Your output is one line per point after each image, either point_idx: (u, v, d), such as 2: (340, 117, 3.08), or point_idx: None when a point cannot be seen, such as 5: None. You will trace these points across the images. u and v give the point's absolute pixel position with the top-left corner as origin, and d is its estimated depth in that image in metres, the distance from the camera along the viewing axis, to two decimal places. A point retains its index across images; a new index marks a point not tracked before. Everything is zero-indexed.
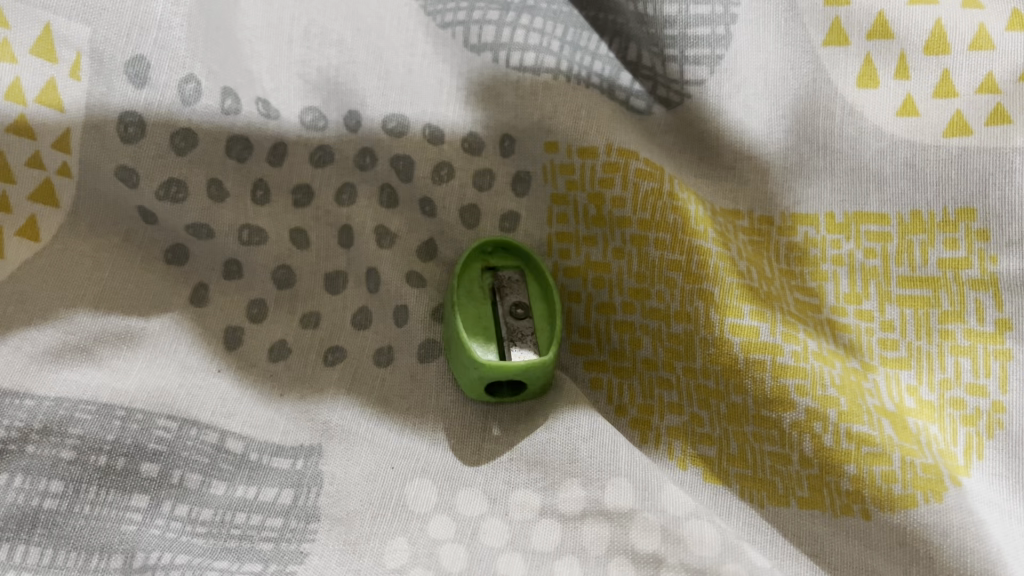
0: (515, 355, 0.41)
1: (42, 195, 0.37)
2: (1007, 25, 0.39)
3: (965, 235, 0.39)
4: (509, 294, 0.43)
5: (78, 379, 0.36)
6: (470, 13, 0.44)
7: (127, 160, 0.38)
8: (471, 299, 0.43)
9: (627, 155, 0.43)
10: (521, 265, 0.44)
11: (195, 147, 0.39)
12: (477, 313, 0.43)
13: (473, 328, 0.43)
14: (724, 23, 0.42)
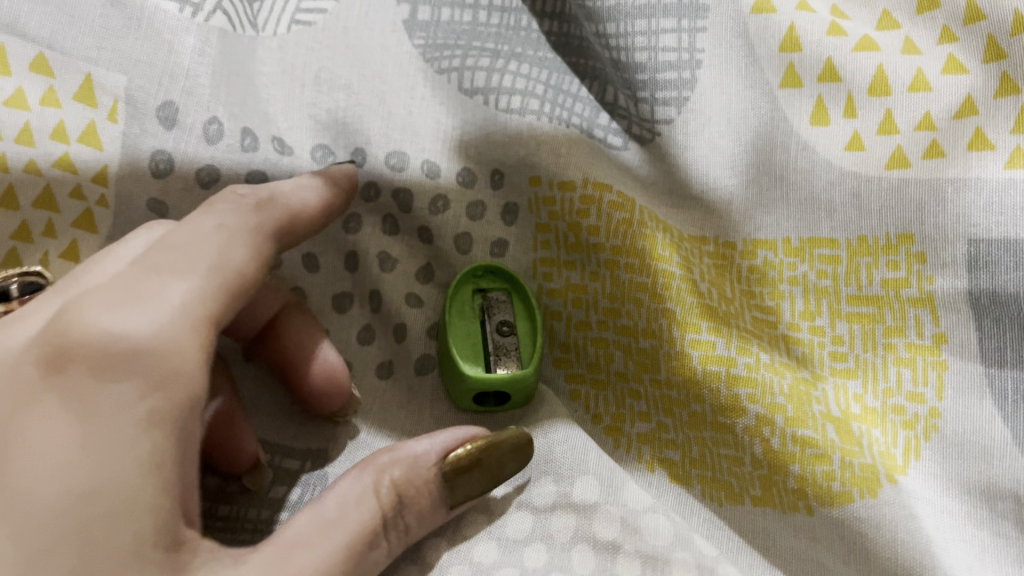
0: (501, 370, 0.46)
1: (83, 221, 0.43)
2: (942, 69, 0.43)
3: (905, 257, 0.43)
4: (496, 314, 0.48)
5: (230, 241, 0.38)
6: (463, 60, 0.49)
7: (157, 193, 0.45)
8: (462, 317, 0.48)
9: (602, 188, 0.47)
10: (508, 289, 0.49)
11: (218, 182, 0.46)
12: (467, 330, 0.48)
13: (462, 344, 0.48)
14: (689, 68, 0.47)
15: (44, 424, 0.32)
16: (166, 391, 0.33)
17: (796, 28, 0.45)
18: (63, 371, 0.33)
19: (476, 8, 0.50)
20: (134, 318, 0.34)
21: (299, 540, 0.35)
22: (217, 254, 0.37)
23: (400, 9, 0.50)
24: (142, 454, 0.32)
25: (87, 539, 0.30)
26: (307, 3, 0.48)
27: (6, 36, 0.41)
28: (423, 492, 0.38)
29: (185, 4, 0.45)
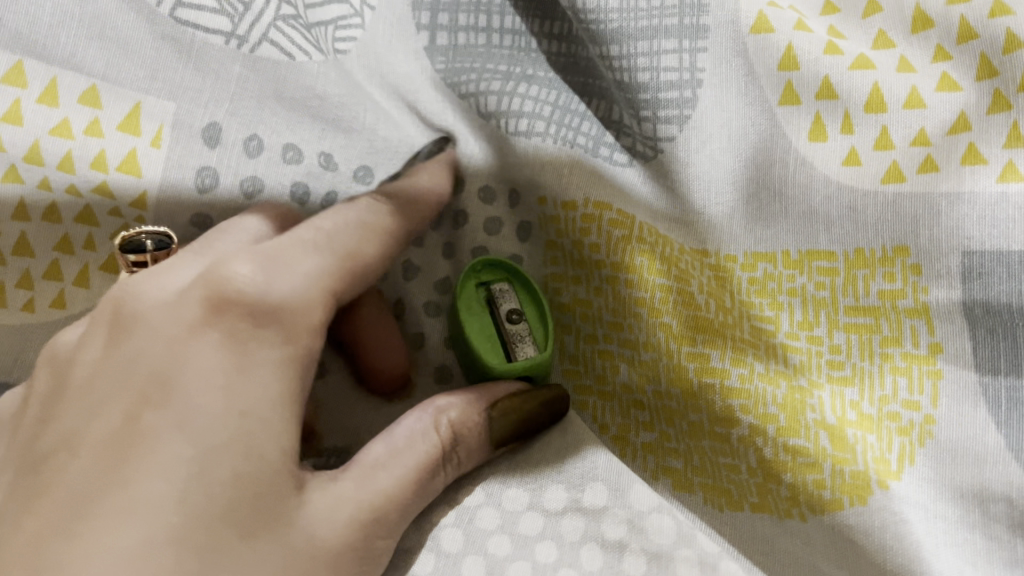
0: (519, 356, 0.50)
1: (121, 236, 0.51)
2: (936, 86, 0.44)
3: (901, 269, 0.44)
4: (503, 303, 0.51)
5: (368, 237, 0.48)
6: (477, 85, 0.53)
7: (203, 209, 0.52)
8: (474, 313, 0.51)
9: (602, 207, 0.51)
10: (509, 278, 0.52)
11: (260, 192, 0.52)
12: (480, 324, 0.51)
13: (480, 339, 0.50)
14: (690, 87, 0.49)
15: (211, 356, 0.42)
16: (295, 341, 0.44)
17: (793, 47, 0.46)
18: (223, 315, 0.43)
19: (488, 32, 0.53)
20: (283, 283, 0.44)
21: (378, 464, 0.43)
22: (355, 243, 0.47)
23: (421, 36, 0.53)
24: (277, 387, 0.42)
25: (242, 446, 0.40)
26: (341, 30, 0.53)
27: (59, 69, 0.48)
28: (477, 432, 0.45)
29: (231, 37, 0.50)
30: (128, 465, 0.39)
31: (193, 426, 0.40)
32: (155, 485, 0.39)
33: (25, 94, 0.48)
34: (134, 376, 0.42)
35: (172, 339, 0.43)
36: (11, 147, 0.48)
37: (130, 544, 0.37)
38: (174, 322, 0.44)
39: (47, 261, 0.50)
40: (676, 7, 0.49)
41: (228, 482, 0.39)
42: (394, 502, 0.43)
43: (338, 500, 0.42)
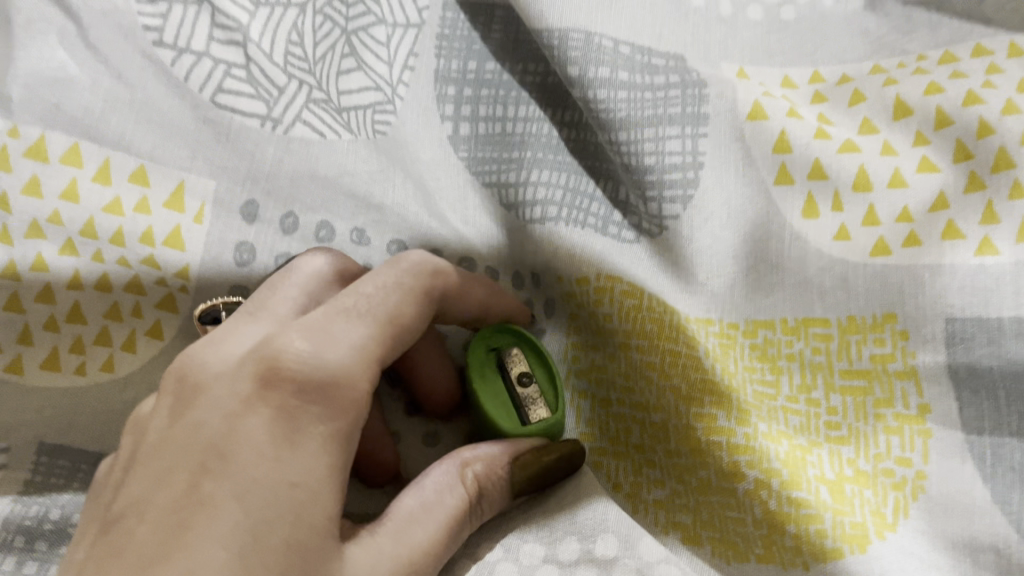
0: (533, 418, 0.53)
1: (165, 304, 0.54)
2: (917, 167, 0.49)
3: (890, 335, 0.48)
4: (513, 367, 0.54)
5: (402, 300, 0.49)
6: (501, 177, 0.59)
7: (238, 280, 0.55)
8: (484, 378, 0.54)
9: (612, 280, 0.54)
10: (517, 341, 0.56)
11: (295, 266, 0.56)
12: (494, 390, 0.54)
13: (494, 404, 0.53)
14: (693, 169, 0.53)
15: (268, 431, 0.43)
16: (342, 418, 0.45)
17: (786, 132, 0.52)
18: (275, 389, 0.44)
19: (504, 121, 0.60)
20: (331, 351, 0.45)
21: (411, 518, 0.46)
22: (393, 305, 0.48)
23: (445, 126, 0.60)
24: (331, 467, 0.44)
25: (296, 517, 0.41)
26: (378, 114, 0.59)
27: (111, 150, 0.53)
28: (499, 484, 0.48)
29: (267, 120, 0.56)
30: (189, 533, 0.40)
31: (250, 498, 0.41)
32: (214, 551, 0.39)
33: (81, 173, 0.52)
34: (193, 448, 0.43)
35: (227, 411, 0.44)
36: (68, 223, 0.52)
37: None
38: (231, 393, 0.45)
39: (97, 329, 0.53)
40: (678, 99, 0.55)
41: (282, 554, 0.40)
42: (430, 556, 0.45)
43: (378, 554, 0.44)
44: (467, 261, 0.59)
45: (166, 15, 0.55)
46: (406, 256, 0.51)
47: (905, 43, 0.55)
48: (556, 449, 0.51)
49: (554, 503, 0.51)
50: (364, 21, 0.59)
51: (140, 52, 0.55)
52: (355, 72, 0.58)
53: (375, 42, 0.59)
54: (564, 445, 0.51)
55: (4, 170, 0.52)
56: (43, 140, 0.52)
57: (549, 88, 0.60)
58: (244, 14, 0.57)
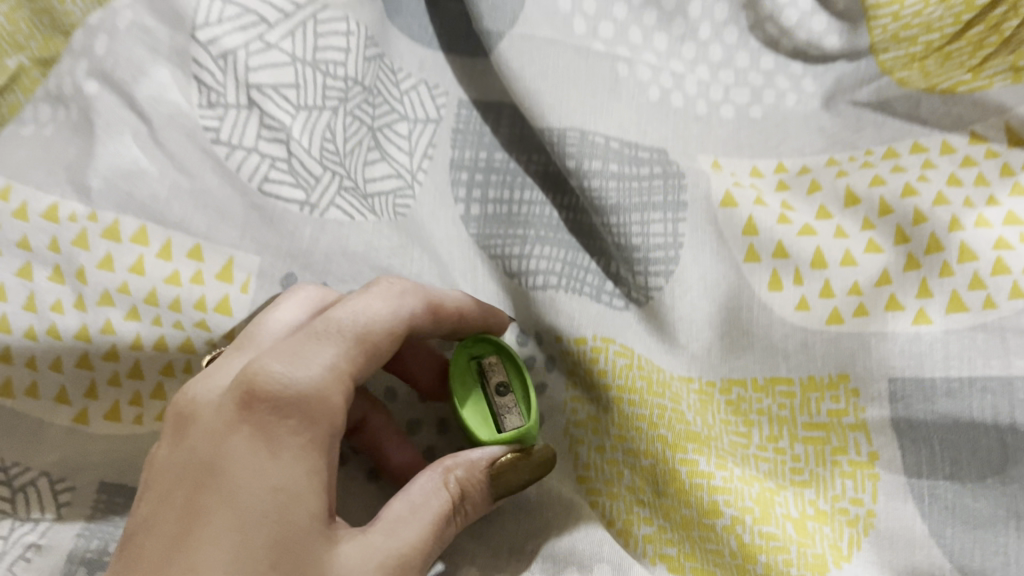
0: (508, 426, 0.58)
1: None
2: (865, 249, 0.58)
3: (844, 392, 0.56)
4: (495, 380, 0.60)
5: (371, 322, 0.54)
6: (504, 249, 0.67)
7: None
8: (468, 388, 0.60)
9: (607, 341, 0.61)
10: (500, 355, 0.62)
11: None
12: (478, 400, 0.60)
13: (475, 414, 0.59)
14: (674, 247, 0.62)
15: (248, 445, 0.49)
16: (318, 427, 0.50)
17: (754, 218, 0.61)
18: (252, 408, 0.50)
19: (510, 203, 0.68)
20: (302, 371, 0.51)
21: (400, 519, 0.52)
22: (361, 329, 0.53)
23: (458, 207, 0.68)
24: (307, 469, 0.49)
25: (280, 517, 0.48)
26: (399, 199, 0.67)
27: (173, 231, 0.60)
28: (481, 486, 0.55)
29: (305, 204, 0.63)
30: (190, 542, 0.47)
31: (238, 504, 0.48)
32: (211, 552, 0.46)
33: (147, 250, 0.59)
34: (190, 468, 0.50)
35: (215, 432, 0.50)
36: (134, 292, 0.59)
37: None
38: (218, 415, 0.51)
39: (152, 383, 0.60)
40: (660, 188, 0.64)
41: (267, 548, 0.47)
42: (417, 549, 0.52)
43: (368, 549, 0.50)
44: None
45: (221, 116, 0.61)
46: (380, 283, 0.57)
47: (856, 138, 0.64)
48: (533, 451, 0.57)
49: (555, 532, 0.58)
50: (389, 118, 0.68)
51: (198, 149, 0.61)
52: (379, 162, 0.67)
53: (399, 136, 0.68)
54: (542, 450, 0.57)
55: (82, 249, 0.58)
56: (117, 223, 0.59)
57: (550, 176, 0.69)
58: (287, 116, 0.62)
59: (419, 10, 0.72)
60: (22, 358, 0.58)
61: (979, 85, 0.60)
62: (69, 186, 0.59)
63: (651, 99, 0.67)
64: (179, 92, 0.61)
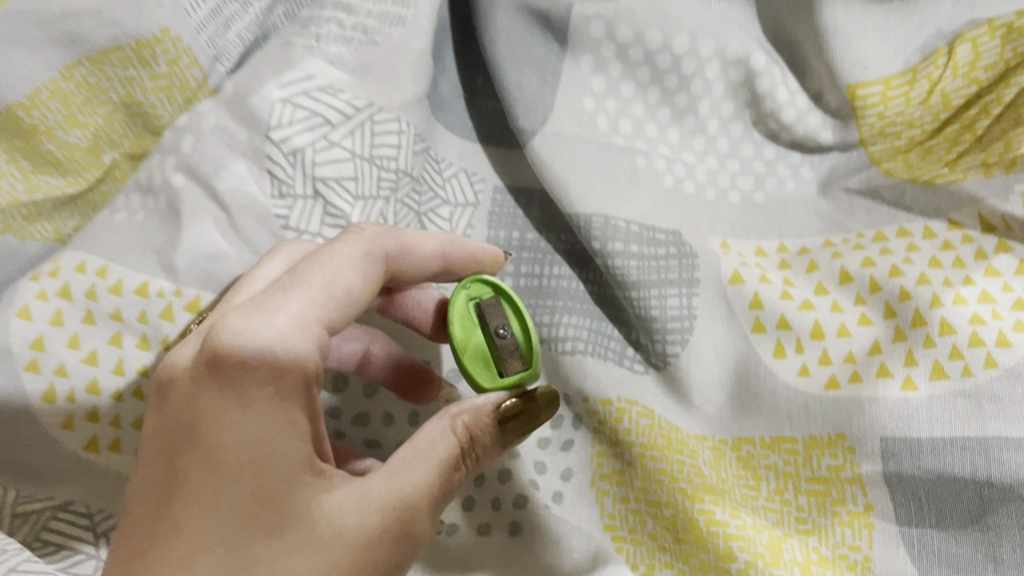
0: (509, 370, 0.60)
1: None
2: (858, 321, 0.66)
3: (841, 449, 0.63)
4: (492, 321, 0.61)
5: (336, 270, 0.54)
6: (535, 317, 0.74)
7: (334, 404, 0.70)
8: (466, 331, 0.61)
9: (630, 402, 0.69)
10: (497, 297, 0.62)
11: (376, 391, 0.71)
12: (475, 342, 0.61)
13: (474, 357, 0.60)
14: (689, 319, 0.70)
15: (217, 401, 0.49)
16: (290, 378, 0.49)
17: (759, 294, 0.69)
18: (219, 364, 0.49)
19: (540, 276, 0.76)
20: (265, 324, 0.50)
21: (405, 463, 0.53)
22: (328, 277, 0.53)
23: None
24: (280, 417, 0.49)
25: (262, 471, 0.48)
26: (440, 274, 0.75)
27: None
28: (488, 430, 0.56)
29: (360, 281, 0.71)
30: (172, 501, 0.48)
31: (215, 462, 0.48)
32: (195, 510, 0.47)
33: None
34: (167, 430, 0.50)
35: (188, 391, 0.50)
36: None
37: (183, 560, 0.46)
38: (189, 374, 0.50)
39: None
40: (675, 267, 0.71)
41: (249, 501, 0.48)
42: (419, 491, 0.52)
43: (365, 494, 0.51)
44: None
45: (291, 206, 0.70)
46: (350, 234, 0.57)
47: (850, 222, 0.72)
48: (537, 399, 0.58)
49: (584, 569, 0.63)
50: (434, 203, 0.77)
51: (270, 234, 0.69)
52: None
53: (441, 219, 0.76)
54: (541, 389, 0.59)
55: (166, 320, 0.66)
56: (197, 299, 0.67)
57: (577, 253, 0.77)
58: (346, 205, 0.71)
59: (460, 108, 0.82)
60: (108, 417, 0.65)
61: (956, 178, 0.68)
62: (158, 267, 0.67)
63: (666, 187, 0.75)
64: (255, 184, 0.69)
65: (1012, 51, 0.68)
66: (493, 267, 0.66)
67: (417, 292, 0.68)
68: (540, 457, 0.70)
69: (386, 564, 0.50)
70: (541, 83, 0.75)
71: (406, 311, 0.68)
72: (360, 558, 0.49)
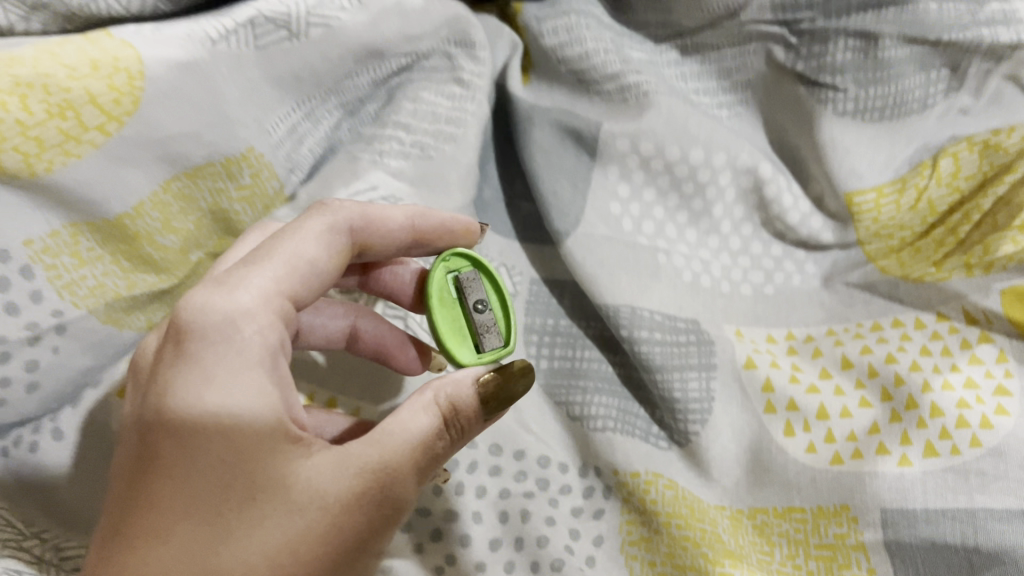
0: (485, 344, 0.69)
1: None
2: (858, 403, 0.75)
3: (845, 518, 0.70)
4: (472, 297, 0.70)
5: (298, 246, 0.62)
6: (569, 397, 0.82)
7: None
8: (446, 307, 0.71)
9: (657, 475, 0.77)
10: (476, 274, 0.72)
11: None
12: (454, 318, 0.71)
13: (454, 331, 0.70)
14: (708, 401, 0.78)
15: (186, 376, 0.54)
16: (251, 347, 0.56)
17: (771, 379, 0.78)
18: (185, 342, 0.55)
19: (573, 359, 0.85)
20: (228, 298, 0.57)
21: (387, 432, 0.57)
22: (290, 252, 0.62)
23: (530, 361, 0.85)
24: (245, 386, 0.54)
25: (234, 442, 0.52)
26: None
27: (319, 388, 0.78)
28: (470, 403, 0.60)
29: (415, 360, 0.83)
30: (149, 475, 0.52)
31: (189, 436, 0.52)
32: (169, 483, 0.51)
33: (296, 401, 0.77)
34: (142, 414, 0.55)
35: (161, 373, 0.55)
36: None
37: (160, 529, 0.50)
38: (163, 357, 0.56)
39: None
40: (695, 354, 0.80)
41: (222, 469, 0.52)
42: (399, 457, 0.56)
43: (343, 461, 0.55)
44: (542, 459, 0.79)
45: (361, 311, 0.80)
46: (314, 216, 0.65)
47: (850, 313, 0.81)
48: (513, 377, 0.62)
49: None
50: None
51: None
52: None
53: None
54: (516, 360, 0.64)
55: None
56: None
57: (606, 339, 0.86)
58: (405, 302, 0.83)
59: (501, 210, 0.93)
60: None
61: (941, 277, 0.77)
62: None
63: (685, 281, 0.84)
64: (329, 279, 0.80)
65: (989, 164, 0.78)
66: (467, 235, 0.75)
67: (395, 267, 0.78)
68: (573, 524, 0.77)
69: (365, 526, 0.54)
70: (573, 188, 0.86)
71: (385, 283, 0.78)
72: (336, 519, 0.53)
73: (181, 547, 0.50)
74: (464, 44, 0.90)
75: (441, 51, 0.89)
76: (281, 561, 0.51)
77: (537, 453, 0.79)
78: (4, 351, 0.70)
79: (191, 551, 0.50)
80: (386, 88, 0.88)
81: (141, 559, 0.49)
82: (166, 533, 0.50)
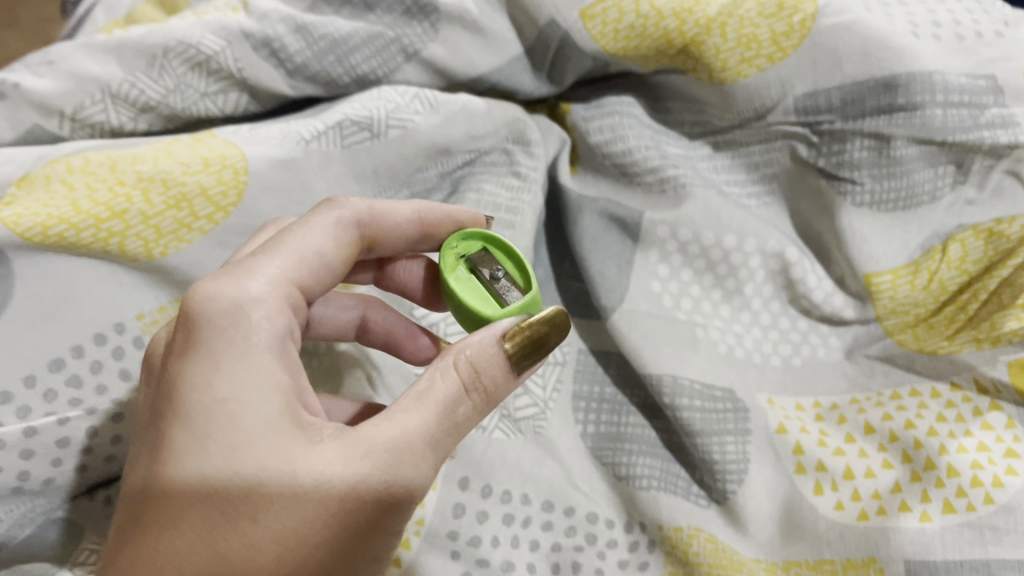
0: (508, 300, 0.74)
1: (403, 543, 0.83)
2: (881, 464, 0.83)
3: (872, 570, 0.77)
4: (484, 270, 0.77)
5: (307, 238, 0.69)
6: (615, 457, 0.90)
7: (453, 527, 0.84)
8: (462, 279, 0.77)
9: (698, 529, 0.84)
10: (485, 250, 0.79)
11: (487, 519, 0.85)
12: (473, 287, 0.76)
13: (476, 296, 0.75)
14: (744, 462, 0.86)
15: (196, 365, 0.59)
16: (258, 334, 0.60)
17: (801, 443, 0.86)
18: (197, 331, 0.60)
19: (617, 423, 0.93)
20: (238, 287, 0.62)
21: (402, 411, 0.61)
22: (299, 244, 0.68)
23: (578, 425, 0.94)
24: (250, 373, 0.58)
25: (241, 431, 0.56)
26: (538, 424, 0.91)
27: None
28: (489, 357, 0.64)
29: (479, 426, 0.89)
30: (161, 464, 0.57)
31: (197, 425, 0.57)
32: (179, 471, 0.56)
33: None
34: (157, 403, 0.60)
35: (176, 360, 0.60)
36: None
37: (177, 517, 0.56)
38: (178, 346, 0.61)
39: None
40: (731, 420, 0.88)
41: (229, 457, 0.56)
42: (412, 431, 0.60)
43: (353, 444, 0.59)
44: (590, 516, 0.86)
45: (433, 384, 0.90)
46: (322, 215, 0.72)
47: (871, 382, 0.90)
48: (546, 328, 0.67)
49: None
50: None
51: None
52: (523, 395, 0.92)
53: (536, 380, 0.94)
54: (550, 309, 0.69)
55: None
56: None
57: (647, 405, 0.95)
58: None
59: (551, 288, 1.03)
60: None
61: (953, 349, 0.85)
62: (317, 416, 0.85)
63: (721, 352, 0.93)
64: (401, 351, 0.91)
65: (994, 250, 0.87)
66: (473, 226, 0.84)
67: (408, 263, 0.87)
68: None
69: (372, 504, 0.58)
70: (617, 269, 0.96)
71: (399, 279, 0.88)
72: (343, 500, 0.57)
73: (189, 535, 0.55)
74: (521, 141, 1.01)
75: (500, 148, 1.00)
76: (286, 543, 0.56)
77: (587, 509, 0.87)
78: (120, 412, 0.78)
79: (200, 538, 0.55)
80: (450, 179, 1.00)
81: (158, 547, 0.55)
82: (174, 523, 0.56)
